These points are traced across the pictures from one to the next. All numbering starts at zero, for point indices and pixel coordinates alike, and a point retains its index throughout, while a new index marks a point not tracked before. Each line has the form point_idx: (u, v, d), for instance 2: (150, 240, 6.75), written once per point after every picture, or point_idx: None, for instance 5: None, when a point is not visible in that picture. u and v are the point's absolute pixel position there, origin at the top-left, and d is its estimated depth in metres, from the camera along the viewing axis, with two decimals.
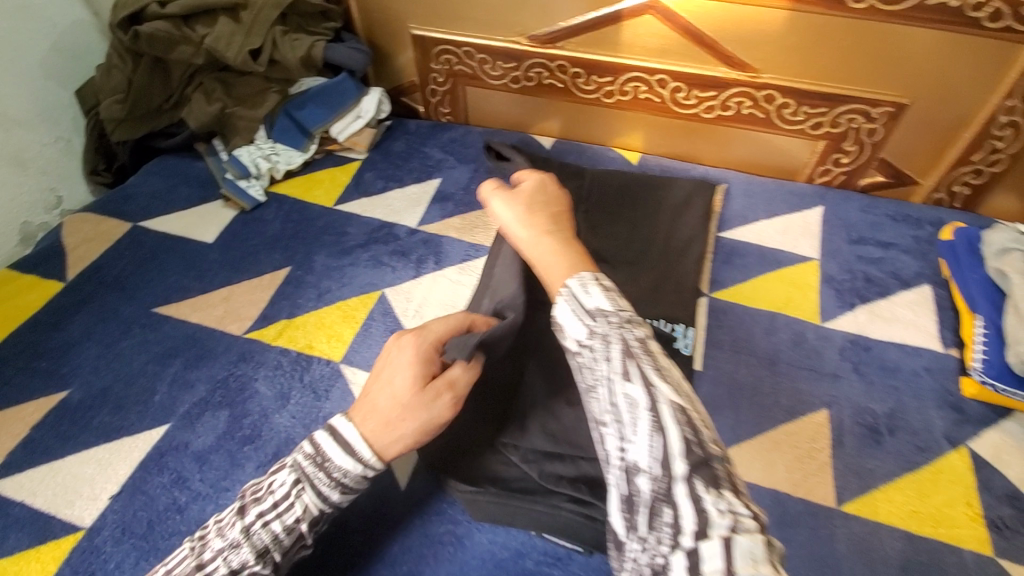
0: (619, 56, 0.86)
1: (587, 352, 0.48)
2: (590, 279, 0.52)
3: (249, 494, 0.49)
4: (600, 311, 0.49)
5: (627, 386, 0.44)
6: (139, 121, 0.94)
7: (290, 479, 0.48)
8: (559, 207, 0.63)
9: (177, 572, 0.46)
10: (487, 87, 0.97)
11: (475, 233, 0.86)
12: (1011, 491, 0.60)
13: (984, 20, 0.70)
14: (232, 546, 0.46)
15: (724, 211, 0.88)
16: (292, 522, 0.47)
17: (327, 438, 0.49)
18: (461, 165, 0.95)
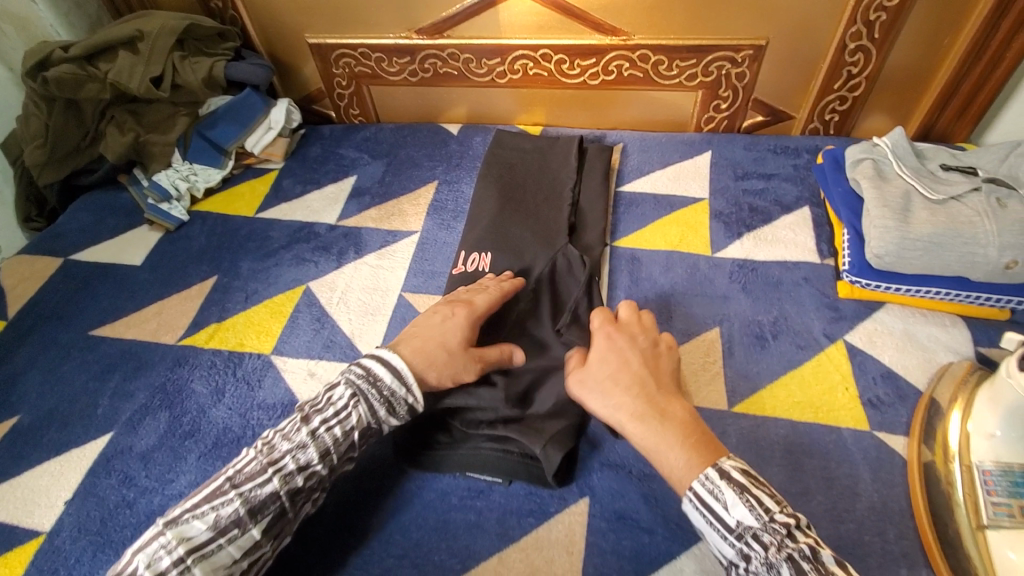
0: (502, 38, 0.92)
1: (748, 567, 0.47)
2: (715, 476, 0.49)
3: (309, 407, 0.57)
4: (747, 529, 0.47)
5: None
6: (61, 160, 0.96)
7: (348, 392, 0.57)
8: (637, 369, 0.58)
9: (248, 468, 0.53)
10: (389, 84, 1.03)
11: (392, 220, 0.90)
12: (885, 371, 0.67)
13: None
14: (301, 446, 0.54)
15: (622, 167, 0.94)
16: (349, 428, 0.56)
17: (378, 363, 0.58)
18: (375, 161, 1.00)
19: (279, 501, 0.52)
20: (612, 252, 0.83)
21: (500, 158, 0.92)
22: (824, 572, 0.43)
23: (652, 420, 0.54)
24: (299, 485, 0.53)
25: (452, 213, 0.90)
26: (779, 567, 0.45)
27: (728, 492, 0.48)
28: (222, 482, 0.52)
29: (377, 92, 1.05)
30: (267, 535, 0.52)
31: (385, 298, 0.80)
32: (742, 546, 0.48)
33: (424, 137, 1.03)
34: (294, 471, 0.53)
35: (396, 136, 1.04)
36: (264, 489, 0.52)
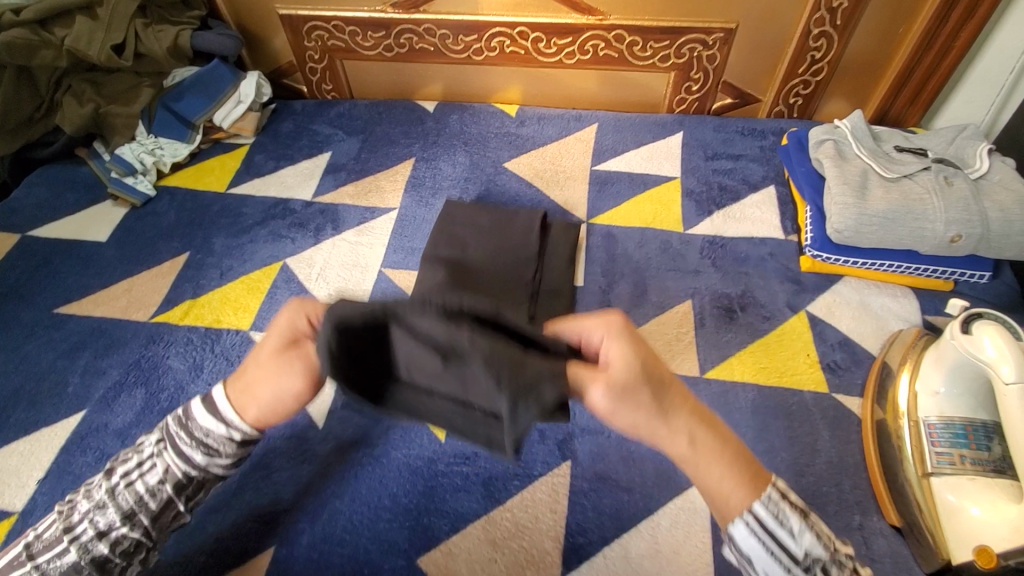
0: (480, 14, 0.92)
1: None
2: (777, 498, 0.42)
3: (148, 440, 0.50)
4: (812, 562, 0.42)
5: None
6: (12, 131, 0.91)
7: (155, 438, 0.50)
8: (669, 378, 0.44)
9: (47, 535, 0.48)
10: (364, 59, 1.01)
11: (370, 197, 0.90)
12: (842, 338, 0.72)
13: None
14: (98, 507, 0.48)
15: (596, 147, 0.96)
16: (154, 481, 0.49)
17: (192, 398, 0.51)
18: (351, 138, 0.99)
19: (82, 575, 0.47)
20: (588, 229, 0.85)
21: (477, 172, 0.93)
22: None
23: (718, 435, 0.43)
24: (103, 553, 0.48)
25: (431, 190, 0.90)
26: None
27: (796, 519, 0.42)
28: (59, 519, 0.49)
29: (352, 67, 1.03)
30: None
31: (365, 274, 0.80)
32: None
33: (399, 114, 1.02)
34: (131, 510, 0.48)
35: (371, 113, 1.02)
36: (60, 560, 0.47)
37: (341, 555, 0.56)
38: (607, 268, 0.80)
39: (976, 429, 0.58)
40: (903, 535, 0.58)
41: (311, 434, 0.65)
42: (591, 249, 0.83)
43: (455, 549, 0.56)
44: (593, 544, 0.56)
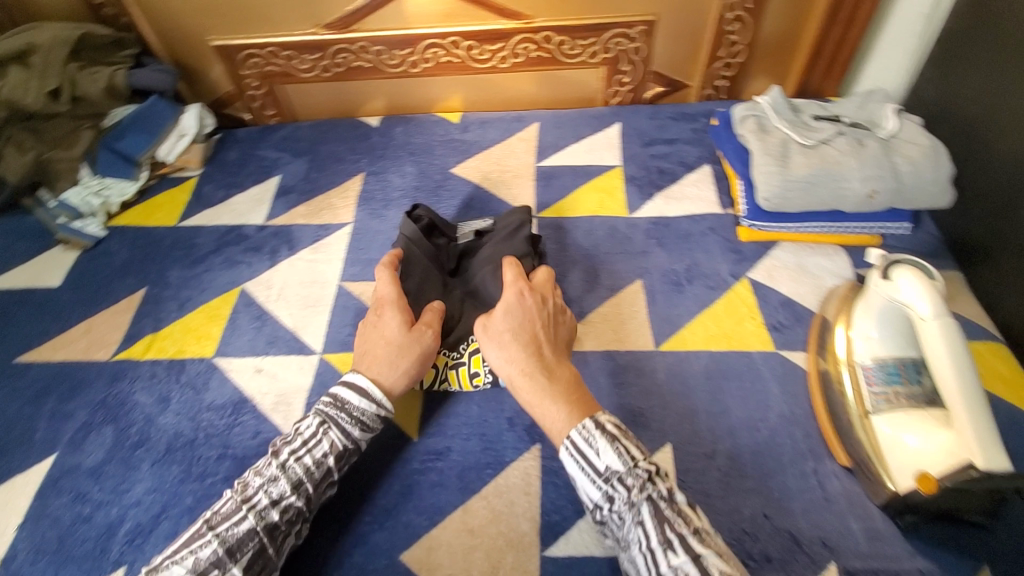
0: (410, 28, 0.94)
1: (609, 510, 0.53)
2: (589, 426, 0.55)
3: (239, 492, 0.54)
4: (613, 473, 0.53)
5: (672, 556, 0.48)
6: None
7: (316, 421, 0.58)
8: (528, 332, 0.61)
9: (224, 509, 0.53)
10: (302, 82, 1.03)
11: (322, 215, 0.91)
12: (784, 299, 0.77)
13: None
14: (272, 479, 0.54)
15: (539, 144, 1.00)
16: (321, 455, 0.57)
17: (346, 388, 0.60)
18: (298, 160, 1.01)
19: (258, 536, 0.52)
20: (538, 224, 0.88)
21: (427, 181, 0.95)
22: (675, 509, 0.51)
23: (540, 376, 0.59)
24: (275, 519, 0.53)
25: (382, 202, 0.92)
26: (640, 505, 0.51)
27: (602, 440, 0.54)
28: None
29: (293, 91, 1.04)
30: (248, 575, 0.51)
31: (324, 289, 0.82)
32: (608, 488, 0.53)
33: (344, 132, 1.04)
34: (226, 561, 0.50)
35: (316, 134, 1.04)
36: (240, 526, 0.52)
37: (324, 563, 0.58)
38: (559, 259, 0.84)
39: (908, 364, 0.62)
40: (853, 474, 0.63)
41: None
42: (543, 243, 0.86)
43: (435, 541, 0.58)
44: (567, 519, 0.59)
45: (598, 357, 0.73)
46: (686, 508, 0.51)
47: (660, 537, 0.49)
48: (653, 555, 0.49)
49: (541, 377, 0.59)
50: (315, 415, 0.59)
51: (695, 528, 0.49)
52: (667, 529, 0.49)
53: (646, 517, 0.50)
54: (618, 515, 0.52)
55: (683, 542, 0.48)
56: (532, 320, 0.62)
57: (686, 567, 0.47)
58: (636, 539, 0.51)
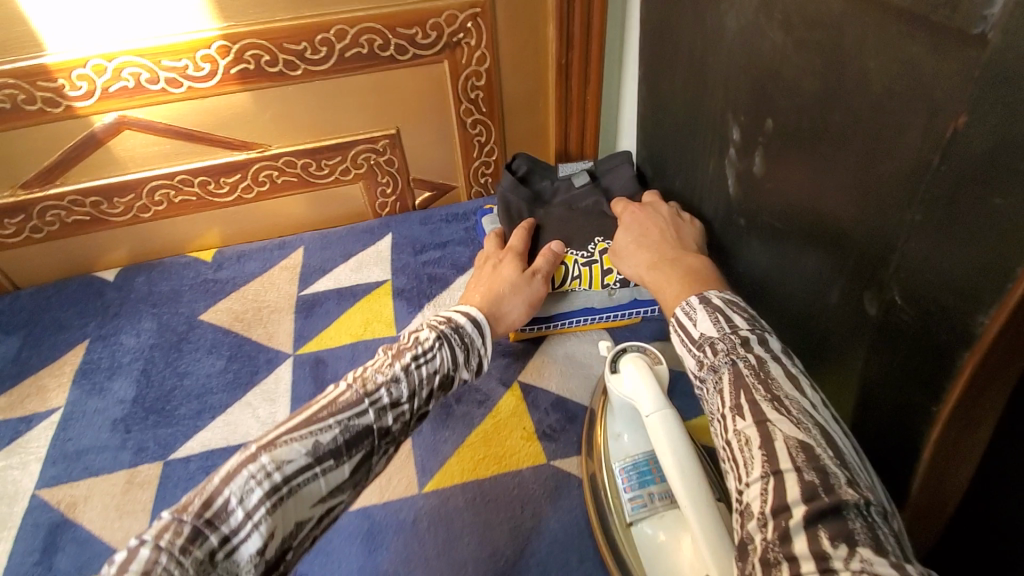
0: (128, 173, 0.86)
1: (703, 385, 0.49)
2: (694, 302, 0.53)
3: (361, 384, 0.53)
4: (708, 339, 0.50)
5: (740, 420, 0.43)
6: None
7: (433, 335, 0.58)
8: (649, 245, 0.67)
9: (348, 399, 0.52)
10: (11, 246, 0.89)
11: (27, 403, 0.76)
12: (555, 400, 0.72)
13: (415, 45, 0.83)
14: (393, 380, 0.54)
15: (304, 269, 0.92)
16: (434, 368, 0.57)
17: (461, 315, 0.63)
18: (10, 337, 0.85)
19: (367, 440, 0.51)
20: (295, 361, 0.79)
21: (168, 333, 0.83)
22: (761, 375, 0.45)
23: (665, 264, 0.63)
24: (389, 423, 0.53)
25: (107, 371, 0.78)
26: (721, 371, 0.47)
27: (701, 311, 0.52)
28: (162, 524, 0.42)
29: (6, 258, 0.90)
30: (324, 498, 0.48)
31: (12, 506, 0.66)
32: (700, 355, 0.49)
33: (73, 293, 0.90)
34: (342, 453, 0.49)
35: (38, 301, 0.89)
36: (362, 420, 0.51)
37: None
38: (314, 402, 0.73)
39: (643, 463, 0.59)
40: None
41: None
42: (298, 384, 0.75)
43: None
44: None
45: (352, 517, 0.63)
46: (778, 376, 0.44)
47: (733, 400, 0.44)
48: (723, 420, 0.45)
49: (666, 269, 0.62)
50: (433, 330, 0.59)
51: (775, 395, 0.43)
52: (744, 392, 0.44)
53: (725, 383, 0.46)
54: (703, 383, 0.49)
55: (758, 414, 0.42)
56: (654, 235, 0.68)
57: (751, 433, 0.42)
58: (715, 408, 0.46)
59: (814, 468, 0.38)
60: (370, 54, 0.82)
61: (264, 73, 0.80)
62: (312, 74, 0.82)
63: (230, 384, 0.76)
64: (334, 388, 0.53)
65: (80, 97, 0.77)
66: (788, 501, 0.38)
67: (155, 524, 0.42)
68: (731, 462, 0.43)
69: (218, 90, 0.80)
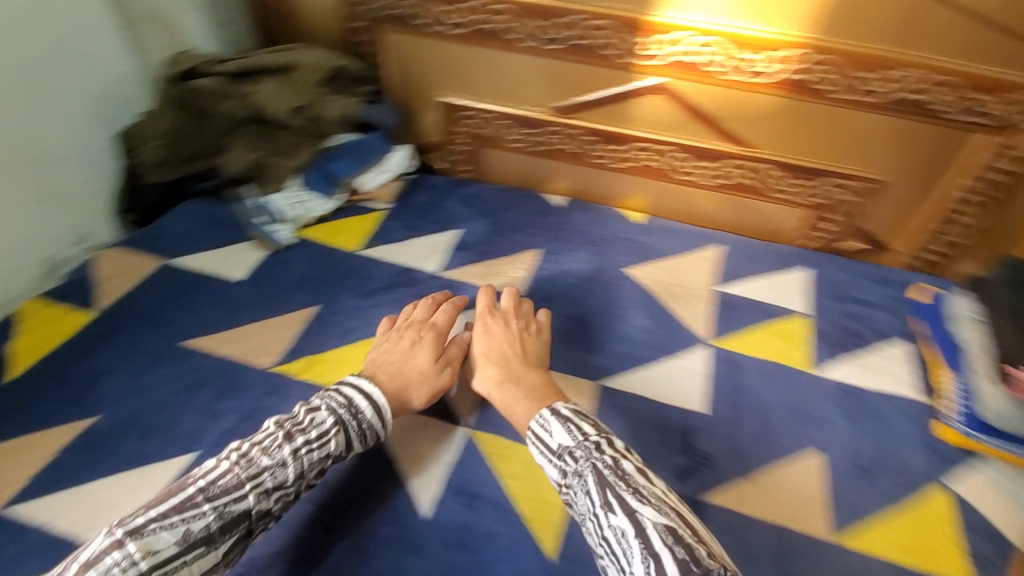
0: (630, 128, 0.96)
1: (567, 490, 0.60)
2: (547, 415, 0.64)
3: (246, 465, 0.57)
4: (565, 449, 0.61)
5: (613, 515, 0.55)
6: (156, 139, 0.94)
7: (330, 419, 0.62)
8: (493, 356, 0.73)
9: (228, 482, 0.55)
10: (504, 150, 1.06)
11: (493, 280, 0.91)
12: (993, 529, 0.66)
13: (962, 111, 0.80)
14: (280, 464, 0.58)
15: (721, 269, 0.96)
16: (326, 453, 0.61)
17: (357, 394, 0.65)
18: (479, 219, 1.02)
19: (248, 520, 0.56)
20: (712, 352, 0.82)
21: (605, 274, 0.93)
22: (618, 473, 0.57)
23: None
24: (269, 505, 0.57)
25: (555, 284, 0.91)
26: (585, 475, 0.58)
27: (554, 423, 0.63)
28: (118, 555, 0.49)
29: (494, 156, 1.07)
30: (226, 556, 0.54)
31: None
32: (560, 463, 0.61)
33: (529, 205, 1.04)
34: (214, 539, 0.53)
35: (502, 198, 1.05)
36: (239, 505, 0.55)
37: None
38: (732, 400, 0.77)
39: None
40: None
41: (412, 521, 0.63)
42: (717, 376, 0.79)
43: None
44: None
45: (767, 528, 0.64)
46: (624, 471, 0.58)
47: (602, 498, 0.56)
48: (597, 517, 0.56)
49: None
50: (331, 417, 0.62)
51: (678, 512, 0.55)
52: (608, 491, 0.56)
53: (589, 482, 0.58)
54: (572, 491, 0.59)
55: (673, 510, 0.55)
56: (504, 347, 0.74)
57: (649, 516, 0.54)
58: (584, 508, 0.58)
59: (683, 545, 0.51)
60: (914, 103, 0.81)
61: (809, 88, 0.84)
62: (846, 103, 0.84)
63: (654, 345, 0.83)
64: (215, 464, 0.57)
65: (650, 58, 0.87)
66: None
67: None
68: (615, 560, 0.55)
69: (757, 89, 0.86)
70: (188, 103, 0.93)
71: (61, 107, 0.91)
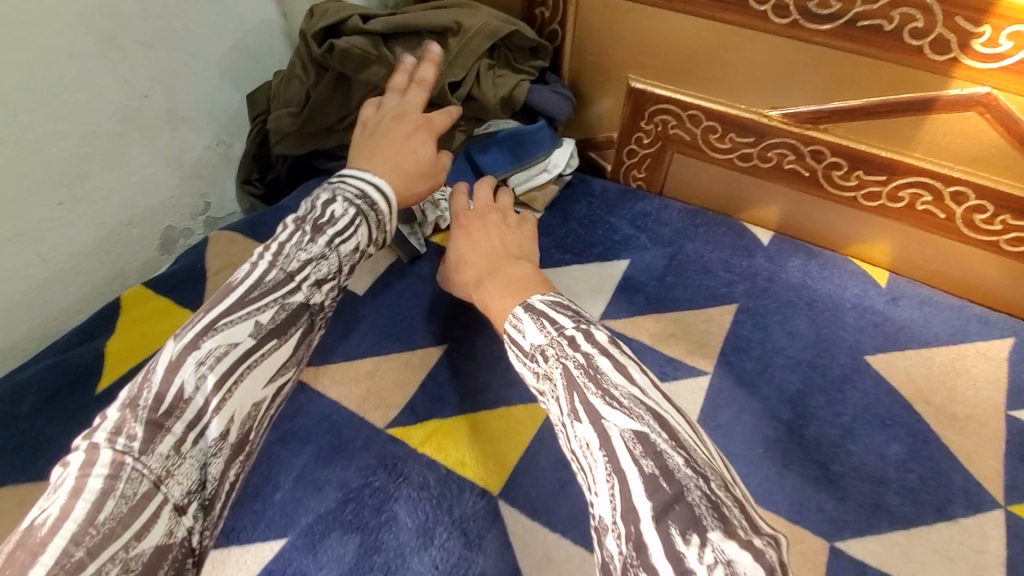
0: (909, 155, 0.66)
1: (541, 396, 0.47)
2: (519, 312, 0.51)
3: (281, 261, 0.53)
4: (537, 349, 0.48)
5: (576, 424, 0.43)
6: (292, 107, 0.79)
7: (349, 210, 0.58)
8: (501, 250, 0.63)
9: (268, 279, 0.51)
10: (702, 159, 0.79)
11: (672, 342, 0.67)
12: None
13: None
14: (320, 257, 0.54)
15: (1017, 379, 0.65)
16: (355, 241, 0.58)
17: (370, 186, 0.61)
18: (656, 248, 0.78)
19: (308, 312, 0.53)
20: (1006, 523, 0.55)
21: (834, 359, 0.66)
22: (590, 372, 0.44)
23: (490, 278, 0.60)
24: (320, 297, 0.54)
25: (758, 362, 0.65)
26: (553, 371, 0.46)
27: (526, 322, 0.50)
28: (197, 357, 0.44)
29: (684, 165, 0.81)
30: (297, 350, 0.52)
31: None
32: (535, 363, 0.48)
33: (723, 236, 0.79)
34: (283, 331, 0.50)
35: (687, 222, 0.80)
36: (295, 297, 0.52)
37: None
38: None
39: None
40: None
41: None
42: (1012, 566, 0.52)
43: None
44: None
45: None
46: (606, 371, 0.44)
47: (568, 403, 0.44)
48: (564, 428, 0.44)
49: (489, 282, 0.60)
50: (348, 207, 0.58)
51: (678, 440, 0.40)
52: (574, 395, 0.43)
53: (558, 384, 0.45)
54: (546, 395, 0.47)
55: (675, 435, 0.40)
56: (513, 241, 0.66)
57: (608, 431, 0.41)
58: (556, 417, 0.45)
59: (657, 460, 0.39)
60: None
61: None
62: None
63: (913, 493, 0.56)
64: (250, 268, 0.52)
65: (985, 58, 0.57)
66: (668, 521, 0.36)
67: (110, 417, 0.41)
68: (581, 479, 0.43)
69: None
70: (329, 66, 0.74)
71: (193, 57, 0.78)
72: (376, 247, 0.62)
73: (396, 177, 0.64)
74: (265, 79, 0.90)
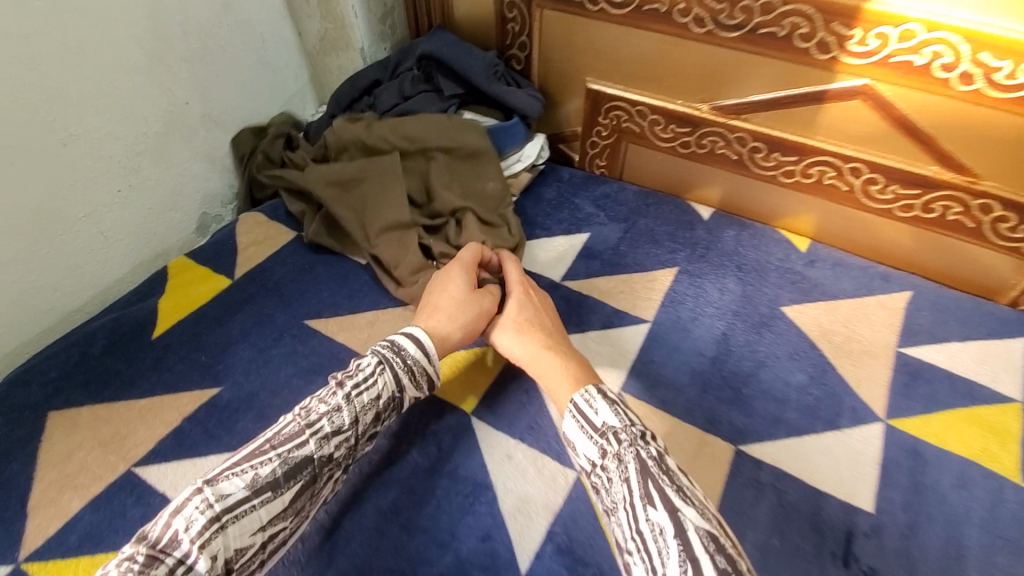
0: (813, 138, 0.79)
1: (601, 472, 0.53)
2: (592, 392, 0.56)
3: (305, 415, 0.55)
4: (608, 429, 0.53)
5: (649, 510, 0.48)
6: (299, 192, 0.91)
7: (375, 359, 0.60)
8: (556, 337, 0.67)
9: (285, 431, 0.54)
10: (651, 147, 0.93)
11: (620, 298, 0.81)
12: None
13: None
14: (336, 409, 0.56)
15: (909, 323, 0.77)
16: (376, 393, 0.58)
17: (405, 337, 0.63)
18: (612, 223, 0.91)
19: (313, 465, 0.53)
20: (886, 432, 0.66)
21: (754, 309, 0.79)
22: (662, 467, 0.50)
23: (551, 356, 0.64)
24: (331, 451, 0.55)
25: (691, 312, 0.78)
26: (626, 460, 0.51)
27: (600, 401, 0.55)
28: (197, 500, 0.48)
29: (637, 153, 0.95)
30: (294, 504, 0.52)
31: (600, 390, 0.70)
32: (602, 442, 0.53)
33: (670, 213, 0.92)
34: (280, 485, 0.51)
35: (640, 202, 0.94)
36: (300, 451, 0.53)
37: None
38: (910, 502, 0.60)
39: None
40: None
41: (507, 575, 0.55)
42: (886, 463, 0.64)
43: None
44: None
45: None
46: (674, 468, 0.51)
47: (642, 489, 0.49)
48: (634, 511, 0.49)
49: (547, 363, 0.63)
50: (375, 356, 0.60)
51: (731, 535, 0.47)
52: (649, 483, 0.49)
53: (630, 470, 0.50)
54: (609, 476, 0.52)
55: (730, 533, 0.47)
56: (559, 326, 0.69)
57: (685, 518, 0.47)
58: (620, 497, 0.50)
59: (727, 556, 0.44)
60: None
61: None
62: None
63: (810, 410, 0.68)
64: (282, 420, 0.56)
65: (859, 54, 0.71)
66: None
67: (123, 551, 0.47)
68: (639, 561, 0.47)
69: (1000, 106, 0.67)
70: (342, 178, 0.85)
71: (224, 70, 0.94)
72: (404, 401, 0.61)
73: (437, 322, 0.66)
74: (285, 90, 1.05)
